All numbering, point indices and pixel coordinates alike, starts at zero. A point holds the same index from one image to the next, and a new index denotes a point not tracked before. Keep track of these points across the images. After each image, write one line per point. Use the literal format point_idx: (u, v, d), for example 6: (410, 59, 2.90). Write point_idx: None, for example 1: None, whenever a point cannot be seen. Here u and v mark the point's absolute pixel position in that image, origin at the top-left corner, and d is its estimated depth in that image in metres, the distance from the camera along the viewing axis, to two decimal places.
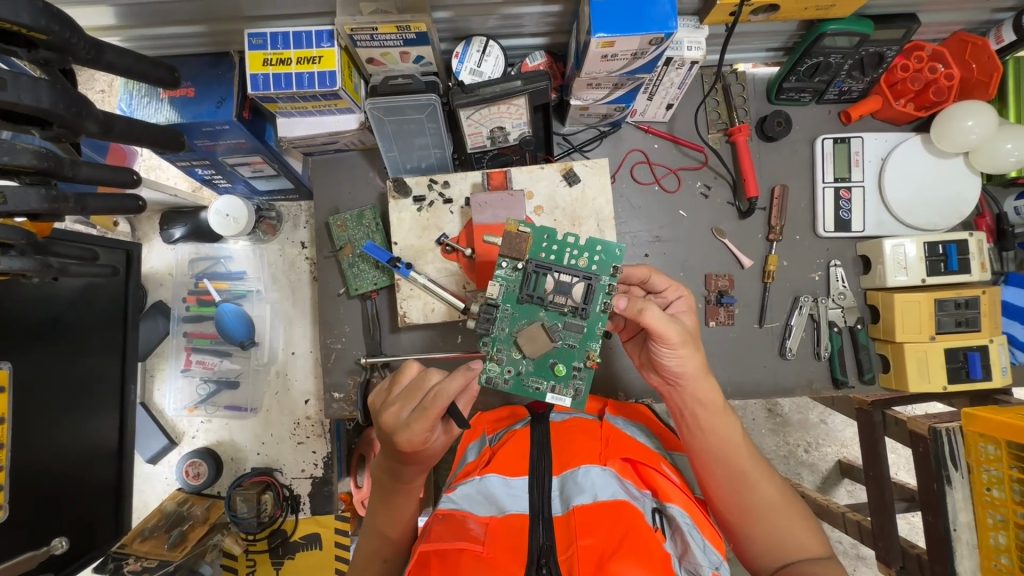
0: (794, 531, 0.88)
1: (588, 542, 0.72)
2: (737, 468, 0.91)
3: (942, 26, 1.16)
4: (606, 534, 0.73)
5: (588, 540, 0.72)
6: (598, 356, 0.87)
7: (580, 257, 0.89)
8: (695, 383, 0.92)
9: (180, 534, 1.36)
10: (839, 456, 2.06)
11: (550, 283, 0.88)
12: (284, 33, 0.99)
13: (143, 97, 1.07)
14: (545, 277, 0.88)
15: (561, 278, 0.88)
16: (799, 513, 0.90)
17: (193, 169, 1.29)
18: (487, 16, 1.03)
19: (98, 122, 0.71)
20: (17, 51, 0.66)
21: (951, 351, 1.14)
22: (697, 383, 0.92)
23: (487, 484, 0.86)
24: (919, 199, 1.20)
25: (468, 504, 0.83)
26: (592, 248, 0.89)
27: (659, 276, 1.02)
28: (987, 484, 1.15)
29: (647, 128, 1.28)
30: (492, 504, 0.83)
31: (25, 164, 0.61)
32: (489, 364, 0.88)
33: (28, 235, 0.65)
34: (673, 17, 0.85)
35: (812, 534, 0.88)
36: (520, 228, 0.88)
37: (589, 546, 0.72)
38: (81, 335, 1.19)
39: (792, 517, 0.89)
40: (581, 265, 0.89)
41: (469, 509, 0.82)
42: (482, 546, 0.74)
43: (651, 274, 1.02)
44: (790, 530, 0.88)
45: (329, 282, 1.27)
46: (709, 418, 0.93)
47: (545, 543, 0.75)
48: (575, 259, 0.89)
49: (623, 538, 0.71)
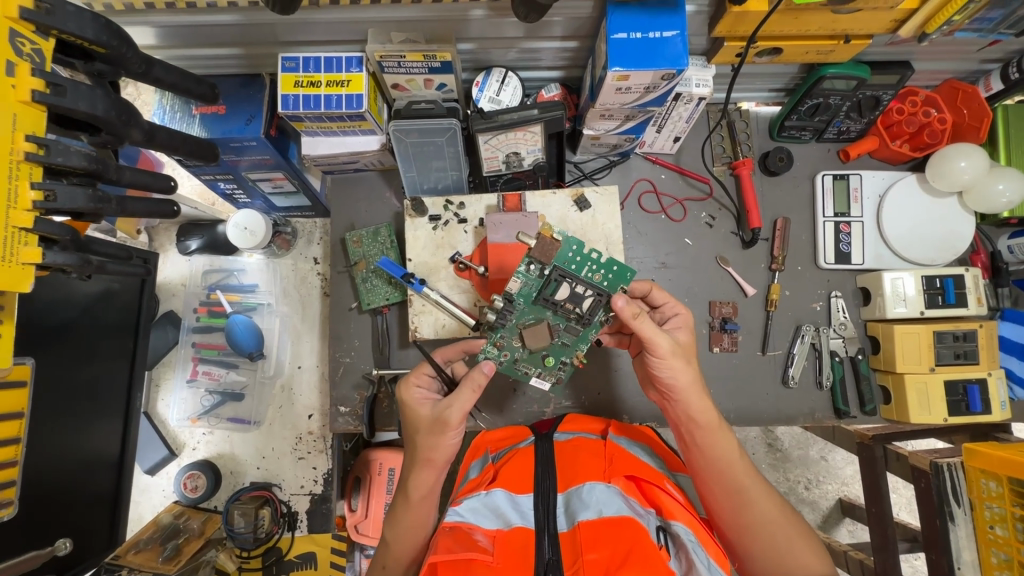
0: (800, 549, 0.86)
1: (594, 557, 0.73)
2: (735, 484, 0.91)
3: (935, 73, 1.23)
4: (611, 550, 0.73)
5: (593, 555, 0.73)
6: (584, 357, 0.96)
7: (597, 271, 0.91)
8: (689, 398, 0.94)
9: (174, 547, 1.35)
10: (839, 495, 2.05)
11: (563, 291, 0.90)
12: (316, 58, 1.05)
13: (176, 112, 1.12)
14: (562, 285, 0.90)
15: (575, 288, 0.90)
16: (802, 529, 0.89)
17: (216, 183, 1.33)
18: (508, 49, 1.10)
19: (142, 131, 0.75)
20: (75, 62, 0.70)
21: (951, 383, 1.16)
22: (691, 399, 0.94)
23: (493, 499, 0.86)
24: (916, 234, 1.25)
25: (474, 517, 0.82)
26: (609, 266, 0.91)
27: (659, 290, 1.05)
28: (990, 521, 1.21)
29: (655, 159, 1.33)
30: (499, 518, 0.83)
31: (76, 165, 0.65)
32: (489, 346, 0.95)
33: (73, 232, 0.69)
34: (684, 55, 0.91)
35: (813, 551, 0.87)
36: (555, 235, 0.87)
37: (594, 560, 0.73)
38: (94, 339, 1.20)
39: (797, 535, 0.88)
40: (596, 278, 0.91)
41: (476, 522, 0.82)
42: (490, 558, 0.74)
43: (652, 289, 1.05)
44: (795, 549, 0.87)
45: (342, 296, 1.30)
46: (703, 434, 0.94)
47: (551, 558, 0.76)
48: (592, 272, 0.91)
49: (630, 551, 0.71)
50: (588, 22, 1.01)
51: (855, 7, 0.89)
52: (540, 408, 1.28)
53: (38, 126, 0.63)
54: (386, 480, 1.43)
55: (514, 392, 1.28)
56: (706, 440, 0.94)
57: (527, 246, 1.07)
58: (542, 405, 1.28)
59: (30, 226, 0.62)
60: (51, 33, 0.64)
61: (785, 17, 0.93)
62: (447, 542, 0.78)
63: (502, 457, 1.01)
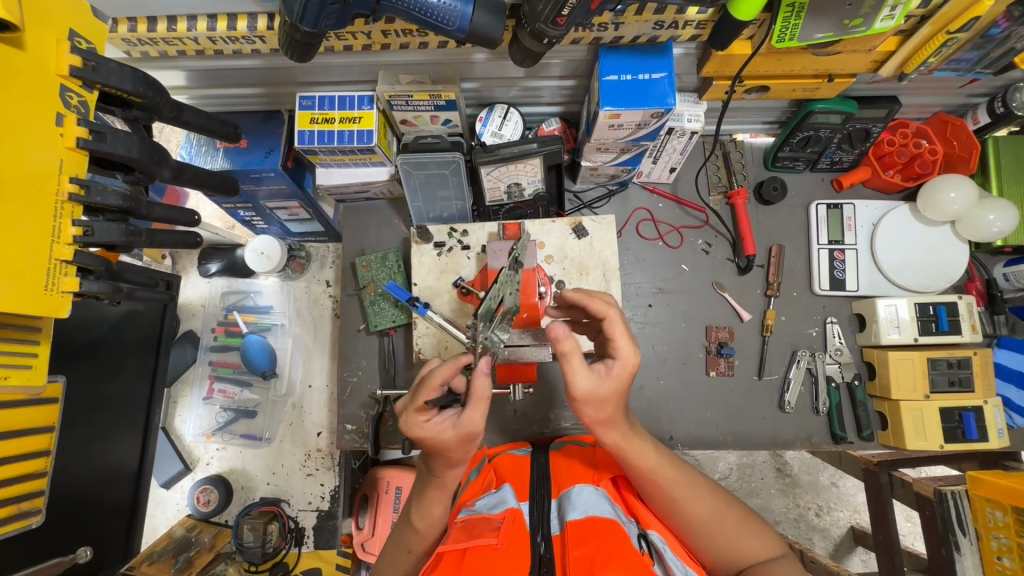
0: (743, 541, 0.88)
1: (580, 553, 0.76)
2: (664, 493, 0.88)
3: (924, 107, 1.27)
4: (596, 546, 0.76)
5: (580, 551, 0.76)
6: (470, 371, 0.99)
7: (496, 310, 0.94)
8: (605, 427, 0.84)
9: (186, 559, 1.40)
10: (851, 523, 2.02)
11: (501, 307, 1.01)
12: (331, 97, 1.13)
13: (202, 147, 1.21)
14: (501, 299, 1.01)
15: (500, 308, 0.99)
16: (742, 518, 0.91)
17: (236, 211, 1.42)
18: (509, 88, 1.17)
19: (171, 169, 0.83)
20: (114, 109, 0.78)
21: (947, 411, 1.17)
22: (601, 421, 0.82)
23: (502, 493, 0.92)
24: (909, 262, 1.27)
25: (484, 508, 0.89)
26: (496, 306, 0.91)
27: (613, 321, 0.83)
28: (997, 552, 1.23)
29: (652, 188, 1.39)
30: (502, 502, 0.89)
31: (111, 204, 0.72)
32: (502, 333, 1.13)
33: (106, 261, 0.76)
34: (672, 94, 0.96)
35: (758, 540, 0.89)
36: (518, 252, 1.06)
37: (580, 556, 0.75)
38: (117, 357, 1.27)
39: (740, 525, 0.90)
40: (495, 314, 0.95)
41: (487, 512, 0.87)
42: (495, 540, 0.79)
43: (607, 313, 0.86)
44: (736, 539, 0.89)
45: (351, 318, 1.36)
46: (626, 452, 0.86)
47: (542, 556, 0.81)
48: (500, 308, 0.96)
49: (612, 551, 0.74)
50: (584, 63, 1.07)
51: (834, 49, 0.94)
52: (540, 429, 1.31)
53: (80, 168, 0.71)
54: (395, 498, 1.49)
55: (514, 414, 1.32)
56: (629, 458, 0.86)
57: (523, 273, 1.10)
58: (541, 426, 1.31)
59: (69, 258, 0.70)
60: (94, 86, 0.72)
61: (768, 59, 0.99)
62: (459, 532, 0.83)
63: (497, 462, 1.07)
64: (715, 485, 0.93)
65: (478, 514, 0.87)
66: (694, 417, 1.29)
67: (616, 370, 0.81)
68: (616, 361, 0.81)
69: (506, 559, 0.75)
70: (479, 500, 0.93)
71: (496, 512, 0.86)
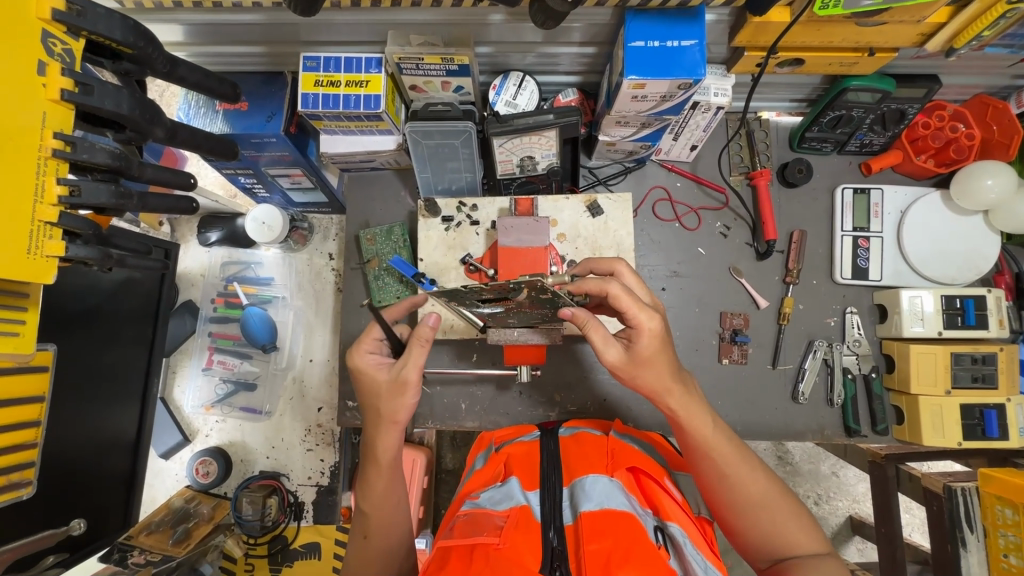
0: (788, 532, 0.85)
1: (595, 547, 0.75)
2: (716, 467, 0.89)
3: (965, 88, 1.19)
4: (612, 540, 0.75)
5: (595, 545, 0.75)
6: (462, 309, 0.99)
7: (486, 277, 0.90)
8: (661, 394, 0.90)
9: (185, 530, 1.38)
10: (850, 512, 2.01)
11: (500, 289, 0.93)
12: (337, 58, 1.07)
13: (201, 108, 1.15)
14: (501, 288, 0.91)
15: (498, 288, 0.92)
16: (792, 511, 0.88)
17: (236, 177, 1.36)
18: (526, 54, 1.10)
19: (166, 129, 0.77)
20: (104, 61, 0.72)
21: (967, 407, 1.13)
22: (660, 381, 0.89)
23: (508, 487, 0.92)
24: (938, 252, 1.22)
25: (489, 504, 0.88)
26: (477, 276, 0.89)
27: (619, 298, 0.86)
28: (1004, 549, 1.22)
29: (671, 166, 1.32)
30: (511, 499, 0.88)
31: (100, 162, 0.67)
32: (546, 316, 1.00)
33: (94, 225, 0.71)
34: (702, 65, 0.90)
35: (807, 532, 0.85)
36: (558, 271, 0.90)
37: (595, 550, 0.74)
38: (114, 325, 1.24)
39: (787, 516, 0.87)
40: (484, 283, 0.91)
41: (491, 509, 0.86)
42: (498, 540, 0.77)
43: (611, 291, 0.87)
44: (780, 528, 0.86)
45: (354, 293, 1.32)
46: (681, 420, 0.90)
47: (555, 547, 0.79)
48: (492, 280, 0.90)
49: (630, 547, 0.73)
50: (607, 29, 1.01)
51: (880, 20, 0.87)
52: (545, 412, 1.28)
53: (66, 124, 0.66)
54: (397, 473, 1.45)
55: (519, 396, 1.29)
56: (685, 426, 0.90)
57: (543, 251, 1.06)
58: (546, 409, 1.28)
59: (55, 221, 0.65)
60: (81, 34, 0.66)
61: (807, 29, 0.92)
62: (463, 527, 0.82)
63: (505, 450, 1.06)
64: (772, 475, 0.92)
65: (483, 510, 0.86)
66: None
67: (643, 345, 0.88)
68: (639, 336, 0.88)
69: (510, 558, 0.73)
70: (483, 493, 0.93)
71: (499, 509, 0.86)
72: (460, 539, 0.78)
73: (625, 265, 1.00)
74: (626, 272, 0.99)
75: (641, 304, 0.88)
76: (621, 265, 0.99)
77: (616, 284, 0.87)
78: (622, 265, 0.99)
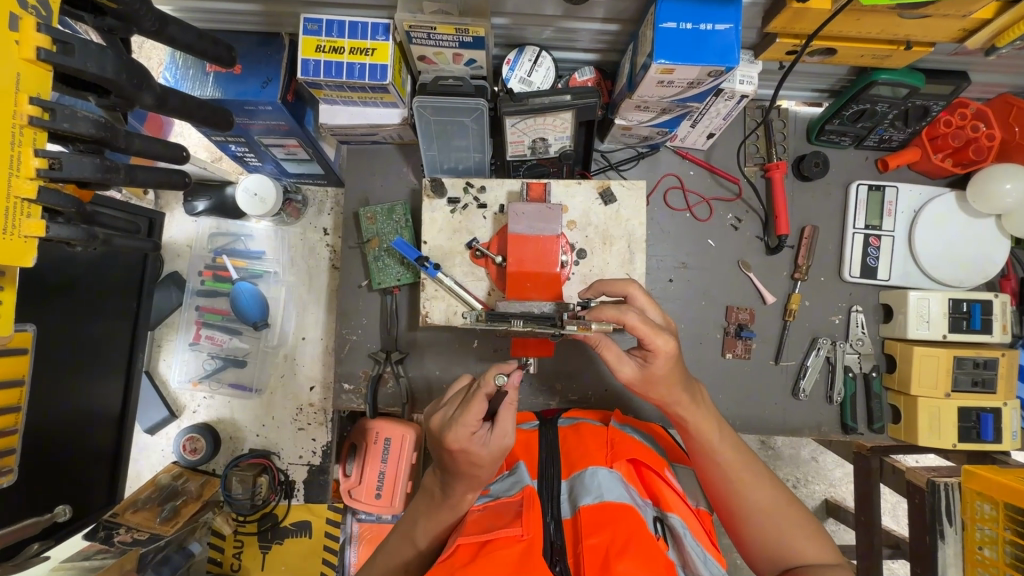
0: (791, 540, 0.87)
1: (595, 541, 0.74)
2: (721, 472, 0.92)
3: (989, 86, 1.16)
4: (611, 533, 0.74)
5: (594, 539, 0.74)
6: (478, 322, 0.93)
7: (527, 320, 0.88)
8: (670, 403, 0.91)
9: (172, 508, 1.35)
10: (826, 496, 2.07)
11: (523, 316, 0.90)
12: (341, 21, 0.98)
13: (189, 69, 1.06)
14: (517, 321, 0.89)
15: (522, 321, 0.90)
16: (798, 518, 0.89)
17: (226, 144, 1.27)
18: (544, 28, 1.03)
19: (155, 95, 0.70)
20: (84, 16, 0.64)
21: (964, 410, 1.14)
22: (669, 391, 0.90)
23: (518, 475, 0.91)
24: (948, 255, 1.20)
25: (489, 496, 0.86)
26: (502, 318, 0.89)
27: (639, 327, 0.83)
28: (980, 542, 1.24)
29: (685, 154, 1.28)
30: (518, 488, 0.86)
31: (83, 133, 0.61)
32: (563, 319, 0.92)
33: (79, 203, 0.65)
34: (736, 50, 0.85)
35: (812, 541, 0.87)
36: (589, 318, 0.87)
37: (595, 545, 0.74)
38: (97, 298, 1.18)
39: (794, 524, 0.88)
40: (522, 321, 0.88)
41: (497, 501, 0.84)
42: (520, 530, 0.74)
43: (627, 319, 0.83)
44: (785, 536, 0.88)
45: (352, 273, 1.27)
46: (689, 426, 0.93)
47: (555, 541, 0.78)
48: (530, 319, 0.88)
49: (630, 537, 0.73)
50: (634, 5, 0.94)
51: (924, 13, 0.83)
52: (546, 400, 1.27)
53: (43, 87, 0.59)
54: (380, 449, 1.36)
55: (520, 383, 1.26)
56: (692, 432, 0.93)
57: (554, 240, 1.01)
58: (547, 398, 1.27)
59: (33, 197, 0.59)
60: None
61: (847, 18, 0.87)
62: (479, 522, 0.80)
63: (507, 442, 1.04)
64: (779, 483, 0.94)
65: (498, 502, 0.84)
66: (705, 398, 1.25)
67: (656, 367, 0.87)
68: (655, 358, 0.86)
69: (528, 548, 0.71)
70: (492, 486, 0.91)
71: (512, 494, 0.85)
72: (477, 535, 0.76)
73: (639, 286, 0.95)
74: (639, 295, 0.94)
75: (658, 327, 0.85)
76: (634, 287, 0.94)
77: (633, 314, 0.83)
78: (635, 288, 0.95)
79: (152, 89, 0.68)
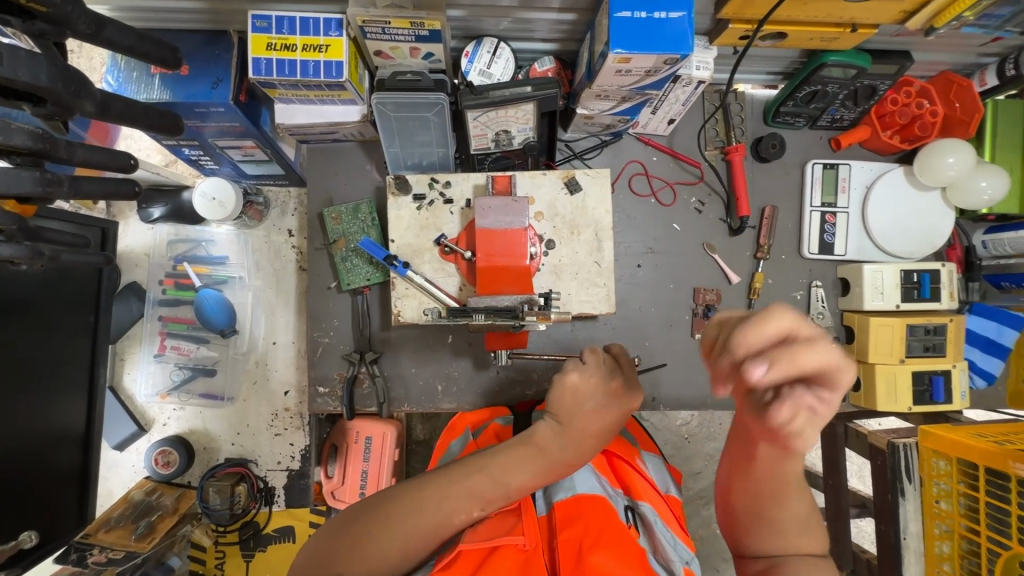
0: (794, 543, 0.75)
1: (567, 536, 0.75)
2: (750, 472, 0.76)
3: (931, 65, 1.21)
4: (583, 526, 0.76)
5: (567, 533, 0.76)
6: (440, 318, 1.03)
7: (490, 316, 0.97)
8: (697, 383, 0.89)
9: (148, 525, 1.31)
10: (797, 463, 2.16)
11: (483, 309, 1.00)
12: (292, 18, 0.95)
13: (133, 72, 1.02)
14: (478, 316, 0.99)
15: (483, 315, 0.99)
16: (809, 530, 0.76)
17: (179, 148, 1.23)
18: (501, 18, 1.02)
19: (95, 101, 0.67)
20: (10, 20, 0.60)
21: (918, 374, 1.20)
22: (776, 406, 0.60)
23: None
24: (898, 228, 1.26)
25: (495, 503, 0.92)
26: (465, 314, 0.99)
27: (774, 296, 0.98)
28: (937, 496, 1.32)
29: (647, 140, 1.29)
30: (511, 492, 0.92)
31: (20, 145, 0.58)
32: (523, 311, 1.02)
33: (19, 220, 0.63)
34: (689, 38, 0.86)
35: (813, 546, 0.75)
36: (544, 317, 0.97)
37: (567, 539, 0.75)
38: (52, 315, 1.13)
39: (802, 532, 0.76)
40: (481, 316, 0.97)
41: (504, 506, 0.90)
42: (523, 540, 0.76)
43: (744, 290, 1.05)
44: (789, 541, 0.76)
45: (320, 275, 1.25)
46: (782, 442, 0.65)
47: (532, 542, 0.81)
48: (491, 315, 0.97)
49: (602, 529, 0.75)
50: None
51: None
52: (524, 390, 1.28)
53: None
54: (361, 449, 1.37)
55: (497, 375, 1.27)
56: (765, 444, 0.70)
57: (521, 233, 1.01)
58: (524, 388, 1.28)
59: None
60: None
61: (795, 3, 0.89)
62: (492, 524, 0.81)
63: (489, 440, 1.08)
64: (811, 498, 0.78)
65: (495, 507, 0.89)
66: (677, 378, 1.29)
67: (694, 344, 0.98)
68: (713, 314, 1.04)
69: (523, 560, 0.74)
70: None
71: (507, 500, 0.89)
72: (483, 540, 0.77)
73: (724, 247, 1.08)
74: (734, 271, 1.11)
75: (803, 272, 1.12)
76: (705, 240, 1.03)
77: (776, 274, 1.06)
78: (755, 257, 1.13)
79: (92, 95, 0.65)
